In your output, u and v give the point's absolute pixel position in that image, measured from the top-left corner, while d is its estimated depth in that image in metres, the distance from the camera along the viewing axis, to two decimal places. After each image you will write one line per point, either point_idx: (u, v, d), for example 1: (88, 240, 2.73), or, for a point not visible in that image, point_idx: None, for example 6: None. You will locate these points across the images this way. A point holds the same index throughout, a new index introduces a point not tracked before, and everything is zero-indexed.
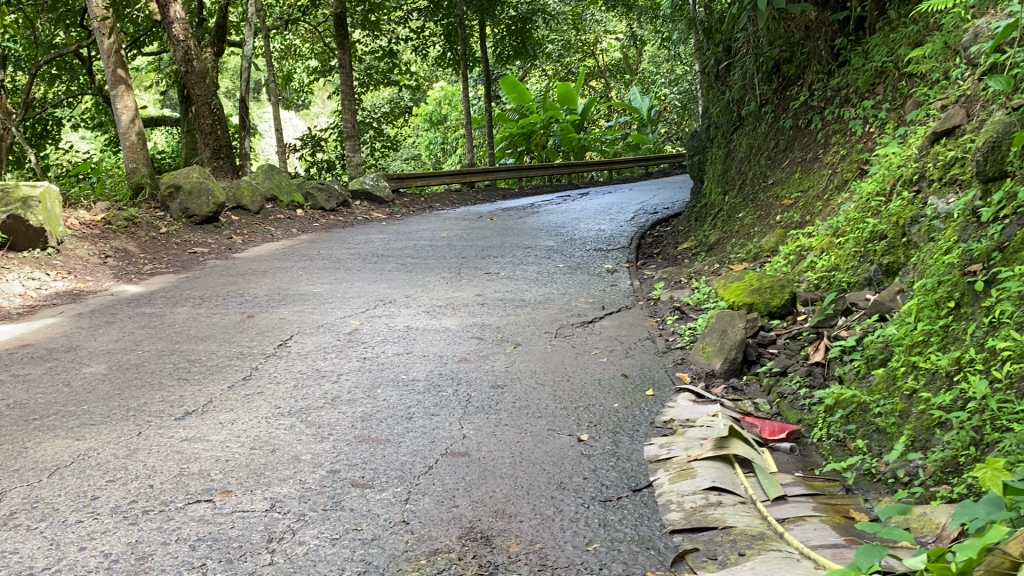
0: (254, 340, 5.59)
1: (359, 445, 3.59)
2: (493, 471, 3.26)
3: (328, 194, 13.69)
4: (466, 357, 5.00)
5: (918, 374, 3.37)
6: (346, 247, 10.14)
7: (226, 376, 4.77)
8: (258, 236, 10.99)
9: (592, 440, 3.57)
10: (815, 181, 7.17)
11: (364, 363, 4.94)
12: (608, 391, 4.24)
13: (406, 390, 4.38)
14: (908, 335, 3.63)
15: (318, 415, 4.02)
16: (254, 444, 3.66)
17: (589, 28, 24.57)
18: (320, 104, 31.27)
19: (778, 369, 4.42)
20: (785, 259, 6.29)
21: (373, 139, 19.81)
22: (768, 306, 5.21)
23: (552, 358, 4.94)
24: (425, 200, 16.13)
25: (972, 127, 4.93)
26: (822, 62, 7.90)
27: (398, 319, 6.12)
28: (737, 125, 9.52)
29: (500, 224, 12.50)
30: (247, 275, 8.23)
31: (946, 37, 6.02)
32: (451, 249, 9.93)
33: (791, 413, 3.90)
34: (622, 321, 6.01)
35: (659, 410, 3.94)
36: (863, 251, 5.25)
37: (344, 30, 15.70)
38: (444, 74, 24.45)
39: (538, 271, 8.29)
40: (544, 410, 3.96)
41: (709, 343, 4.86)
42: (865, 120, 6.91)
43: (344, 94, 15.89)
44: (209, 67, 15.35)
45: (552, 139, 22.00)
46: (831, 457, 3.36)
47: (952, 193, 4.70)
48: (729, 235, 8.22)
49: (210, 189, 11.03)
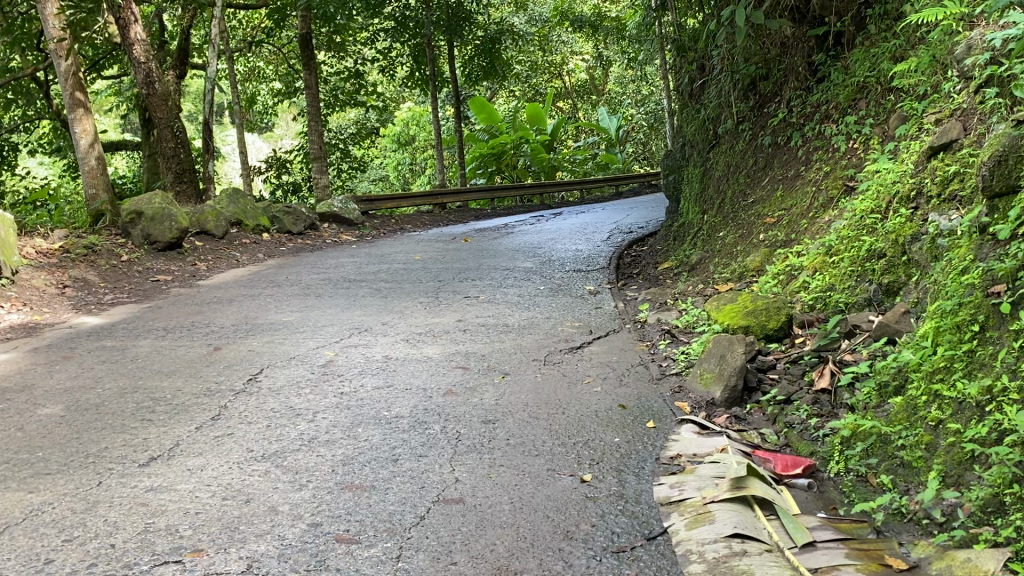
0: (222, 375, 5.26)
1: (341, 493, 3.30)
2: (491, 520, 2.99)
3: (295, 217, 13.36)
4: (451, 389, 4.72)
5: (942, 404, 3.15)
6: (316, 272, 9.82)
7: (193, 416, 4.44)
8: (223, 262, 10.62)
9: (596, 480, 3.31)
10: (798, 198, 7.01)
11: (342, 399, 4.64)
12: (606, 424, 3.98)
13: (390, 428, 4.08)
14: (927, 361, 3.41)
15: (295, 458, 3.72)
16: (225, 493, 3.35)
17: (555, 49, 24.48)
18: (284, 126, 30.93)
19: (782, 397, 4.18)
20: (774, 278, 6.11)
21: (340, 160, 19.48)
22: (764, 329, 5.00)
23: (542, 388, 4.68)
24: (396, 221, 15.84)
25: (970, 141, 4.79)
26: (800, 79, 7.77)
27: (375, 349, 5.82)
28: (714, 143, 9.38)
29: (475, 245, 12.26)
30: (213, 303, 7.88)
31: (933, 51, 5.85)
32: (426, 273, 9.64)
33: (802, 445, 3.67)
34: (611, 345, 5.77)
35: (662, 445, 3.69)
36: (860, 269, 5.07)
37: (309, 51, 15.41)
38: (411, 95, 24.24)
39: (518, 294, 8.05)
40: (541, 447, 3.70)
41: (707, 369, 4.61)
42: (849, 136, 6.78)
43: (311, 115, 15.57)
44: (172, 90, 14.95)
45: (523, 160, 21.83)
46: (853, 494, 3.13)
47: (953, 209, 4.53)
48: (711, 254, 8.04)
49: (174, 214, 10.67)
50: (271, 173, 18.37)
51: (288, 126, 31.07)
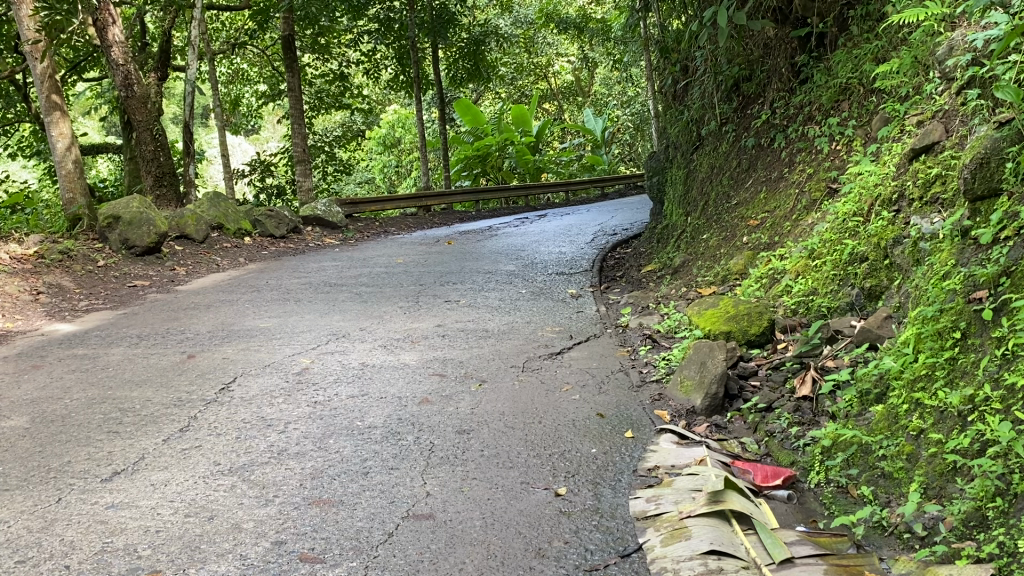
0: (194, 384, 5.15)
1: (308, 509, 3.20)
2: (462, 537, 2.90)
3: (277, 220, 13.22)
4: (427, 398, 4.62)
5: (924, 413, 3.07)
6: (296, 276, 9.71)
7: (162, 427, 4.33)
8: (203, 266, 10.48)
9: (571, 494, 3.22)
10: (781, 201, 6.95)
11: (315, 408, 4.53)
12: (584, 434, 3.89)
13: (363, 439, 3.98)
14: (909, 369, 3.34)
15: (262, 472, 3.61)
16: (188, 510, 3.24)
17: (541, 50, 24.38)
18: (269, 128, 30.75)
19: (763, 405, 4.11)
20: (756, 282, 6.04)
21: (324, 163, 19.32)
22: (746, 334, 4.92)
23: (520, 397, 4.59)
24: (380, 224, 15.72)
25: (952, 143, 4.73)
26: (783, 80, 7.71)
27: (352, 356, 5.72)
28: (697, 145, 9.31)
29: (459, 248, 12.16)
30: (190, 309, 7.75)
31: (914, 52, 5.80)
32: (408, 276, 9.54)
33: (782, 454, 3.60)
34: (591, 351, 5.69)
35: (640, 455, 3.60)
36: (842, 273, 5.00)
37: (292, 53, 15.28)
38: (396, 97, 24.13)
39: (500, 298, 7.96)
40: (516, 458, 3.61)
41: (688, 376, 4.53)
42: (831, 138, 6.72)
43: (294, 117, 15.41)
44: (153, 93, 14.79)
45: (508, 162, 21.76)
46: (833, 506, 3.05)
47: (935, 212, 4.47)
48: (694, 257, 7.98)
49: (152, 219, 10.52)
50: (254, 175, 18.21)
51: (274, 129, 30.89)
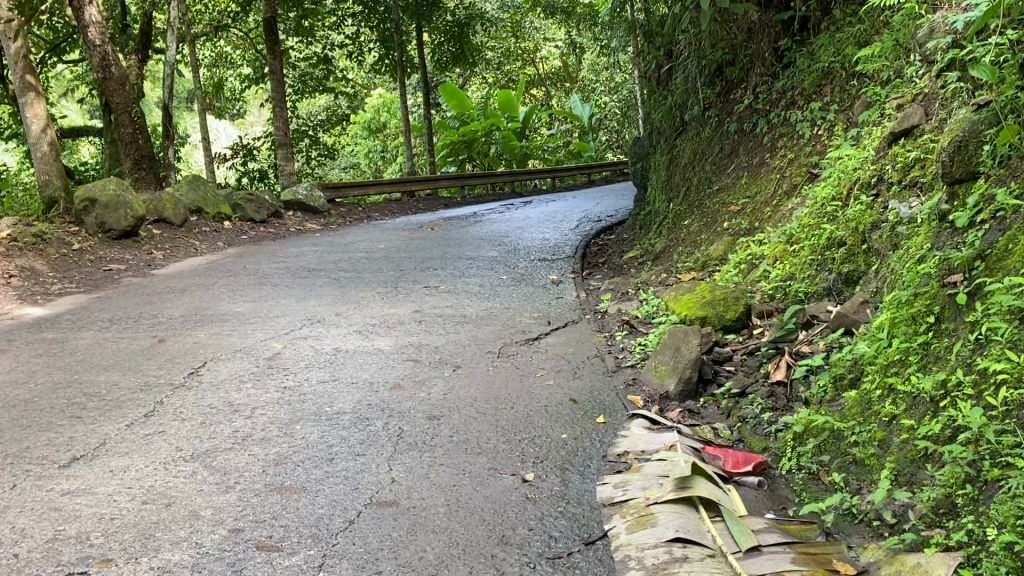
0: (162, 369, 5.05)
1: (269, 496, 3.12)
2: (424, 524, 2.83)
3: (257, 205, 13.09)
4: (399, 383, 4.55)
5: (897, 398, 3.02)
6: (275, 261, 9.60)
7: (126, 412, 4.23)
8: (181, 250, 10.35)
9: (538, 480, 3.16)
10: (762, 186, 6.89)
11: (284, 394, 4.45)
12: (555, 420, 3.83)
13: (330, 425, 3.90)
14: (882, 354, 3.29)
15: (225, 458, 3.53)
16: (146, 497, 3.15)
17: (528, 35, 24.12)
18: (254, 113, 30.49)
19: (737, 391, 4.05)
20: (735, 267, 5.98)
21: (308, 147, 19.13)
22: (722, 319, 4.86)
23: (493, 382, 4.51)
24: (364, 209, 15.60)
25: (932, 126, 4.68)
26: (766, 65, 7.63)
27: (326, 342, 5.63)
28: (680, 130, 9.24)
29: (441, 234, 12.08)
30: (164, 294, 7.64)
31: (896, 35, 5.74)
32: (388, 262, 9.44)
33: (755, 440, 3.54)
34: (568, 337, 5.62)
35: (611, 441, 3.54)
36: (820, 258, 4.95)
37: (274, 35, 15.09)
38: (381, 81, 23.96)
39: (479, 284, 7.88)
40: (484, 444, 3.54)
41: (662, 361, 4.47)
42: (813, 123, 6.67)
43: (275, 100, 15.22)
44: (132, 75, 14.57)
45: (494, 147, 21.65)
46: (804, 493, 3.00)
47: (914, 196, 4.43)
48: (675, 243, 7.93)
49: (129, 202, 10.38)
50: (236, 159, 18.03)
51: (258, 113, 30.64)
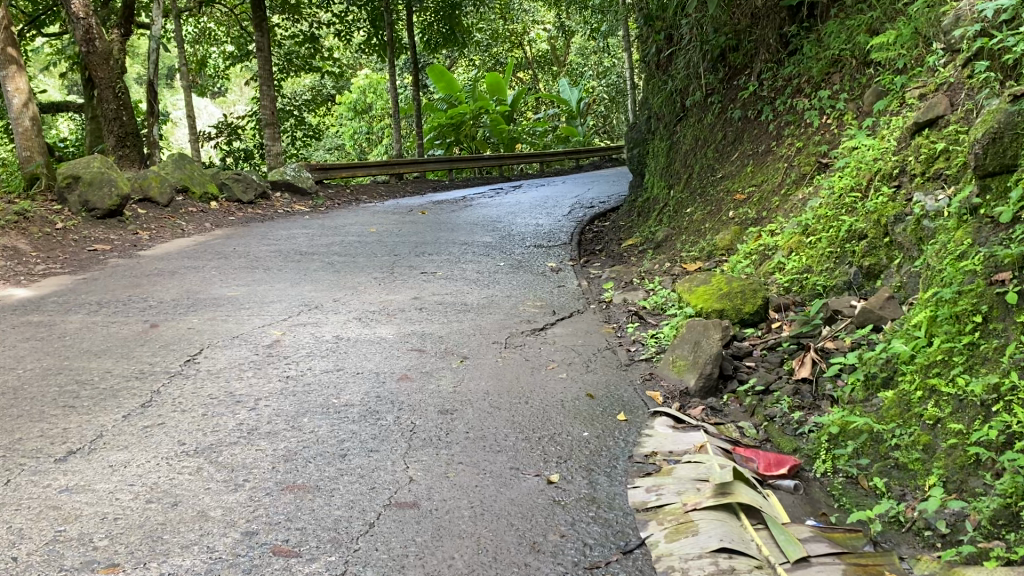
0: (156, 356, 4.85)
1: (282, 495, 2.96)
2: (448, 529, 2.68)
3: (245, 185, 12.82)
4: (407, 374, 4.38)
5: (941, 400, 2.91)
6: (266, 243, 9.38)
7: (122, 402, 4.04)
8: (167, 231, 10.10)
9: (564, 481, 3.01)
10: (768, 175, 6.76)
11: (287, 384, 4.28)
12: (574, 416, 3.68)
13: (339, 418, 3.74)
14: (921, 353, 3.17)
15: (231, 453, 3.35)
16: (150, 495, 2.98)
17: (517, 17, 23.89)
18: (237, 92, 30.01)
19: (761, 387, 3.92)
20: (745, 258, 5.85)
21: (294, 127, 18.83)
22: (739, 313, 4.73)
23: (504, 375, 4.36)
24: (352, 191, 15.36)
25: (958, 117, 4.56)
26: (771, 51, 7.48)
27: (326, 329, 5.45)
28: (681, 117, 9.08)
29: (432, 218, 11.88)
30: (153, 276, 7.41)
31: (915, 24, 5.61)
32: (382, 246, 9.25)
33: (784, 440, 3.42)
34: (577, 328, 5.47)
35: (635, 440, 3.40)
36: (839, 251, 4.82)
37: (262, 12, 14.75)
38: (368, 61, 23.62)
39: (478, 270, 7.71)
40: (502, 442, 3.39)
41: (680, 356, 4.33)
42: (822, 111, 6.53)
43: (262, 78, 14.91)
44: (115, 50, 14.19)
45: (482, 130, 21.42)
46: (844, 498, 2.88)
47: (940, 188, 4.31)
48: (677, 232, 7.78)
49: (114, 180, 10.11)
50: (221, 138, 17.69)
51: (241, 91, 30.14)
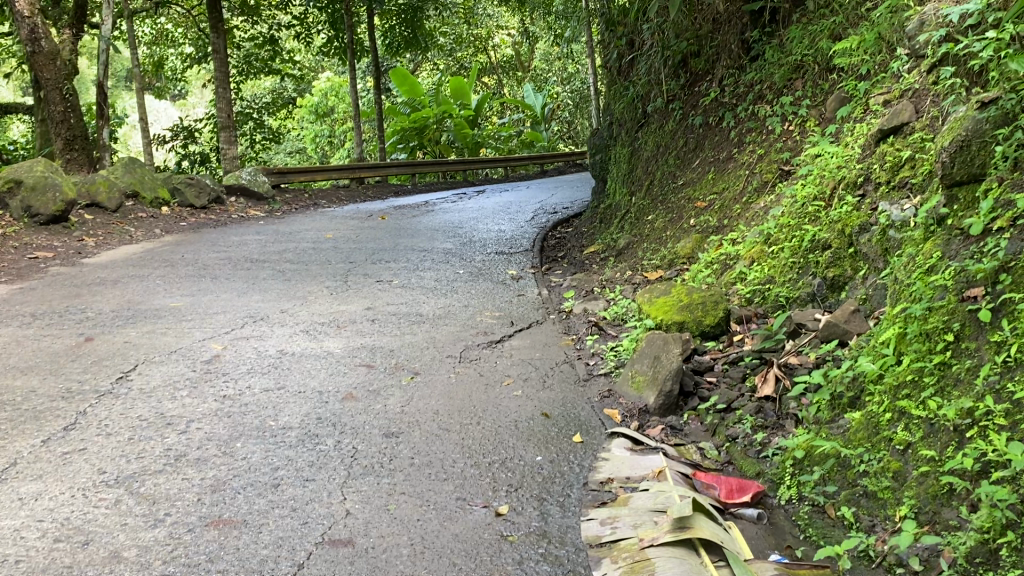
0: (86, 373, 4.56)
1: (205, 532, 2.71)
2: (385, 569, 2.46)
3: (198, 189, 12.47)
4: (352, 393, 4.14)
5: (911, 423, 2.75)
6: (216, 250, 9.05)
7: (42, 425, 3.75)
8: (115, 237, 9.73)
9: (513, 513, 2.80)
10: (730, 182, 6.62)
11: (224, 404, 4.02)
12: (528, 438, 3.47)
13: (275, 443, 3.49)
14: (890, 373, 3.01)
15: (154, 484, 3.09)
16: (59, 533, 2.71)
17: (481, 21, 23.70)
18: (195, 95, 29.44)
19: (723, 406, 3.74)
20: (707, 268, 5.71)
21: (253, 130, 18.44)
22: (700, 325, 4.56)
23: (456, 393, 4.14)
24: (311, 196, 15.03)
25: (923, 124, 4.44)
26: (732, 57, 7.36)
27: (270, 342, 5.19)
28: (642, 122, 8.93)
29: (392, 224, 11.62)
30: (94, 285, 7.08)
31: (879, 29, 5.51)
32: (337, 253, 8.98)
33: (747, 463, 3.24)
34: (534, 340, 5.27)
35: (591, 464, 3.20)
36: (802, 261, 4.67)
37: (218, 13, 14.39)
38: (330, 64, 23.28)
39: (435, 278, 7.48)
40: (450, 469, 3.17)
41: (640, 371, 4.13)
42: (784, 118, 6.41)
43: (218, 81, 14.54)
44: (66, 50, 13.72)
45: (446, 135, 21.18)
46: (810, 529, 2.71)
47: (905, 198, 4.18)
48: (638, 239, 7.62)
49: (58, 184, 9.74)
50: (176, 142, 17.26)
51: (201, 94, 29.62)
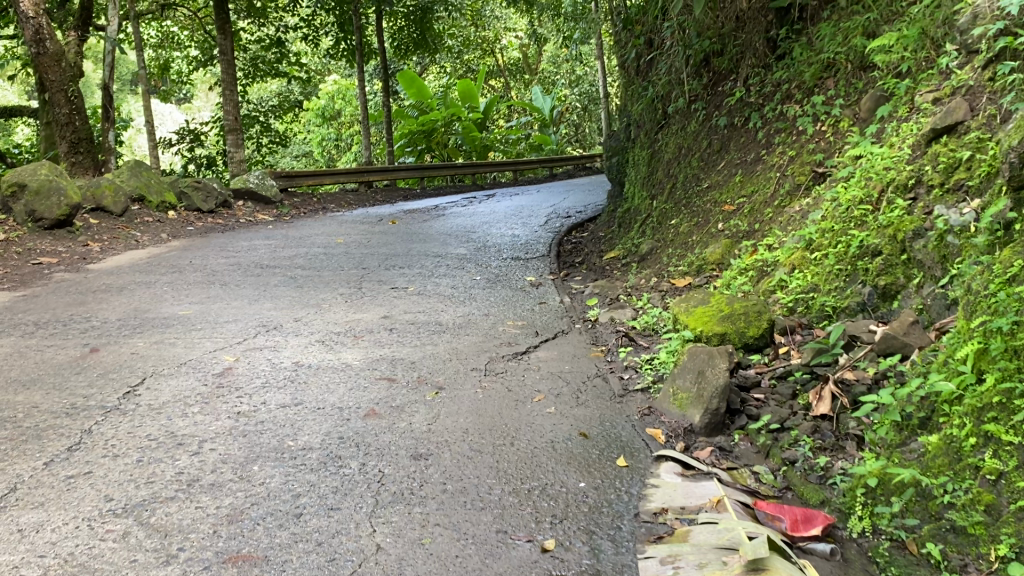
0: (92, 388, 4.30)
1: (222, 570, 2.46)
2: None
3: (205, 193, 12.23)
4: (375, 410, 3.87)
5: (1002, 450, 2.49)
6: (224, 255, 8.80)
7: (44, 445, 3.50)
8: (121, 242, 9.50)
9: (561, 548, 2.54)
10: (759, 185, 6.35)
11: (240, 421, 3.77)
12: (568, 462, 3.21)
13: (295, 466, 3.23)
14: (970, 393, 2.75)
15: (166, 513, 2.84)
16: (61, 573, 2.46)
17: (488, 24, 23.42)
18: (200, 98, 29.31)
19: (775, 425, 3.48)
20: (741, 275, 5.45)
21: (259, 134, 18.20)
22: (742, 337, 4.30)
23: (485, 410, 3.87)
24: (319, 200, 14.79)
25: (978, 123, 4.19)
26: (758, 56, 7.09)
27: (285, 353, 4.94)
28: (662, 124, 8.66)
29: (403, 228, 11.39)
30: (99, 292, 6.84)
31: (923, 24, 5.25)
32: (349, 259, 8.73)
33: (810, 491, 2.98)
34: (562, 351, 5.01)
35: (640, 492, 2.94)
36: (849, 268, 4.41)
37: (225, 15, 14.12)
38: (336, 67, 23.08)
39: (452, 285, 7.24)
40: (486, 497, 2.90)
41: (682, 387, 3.87)
42: (815, 118, 6.14)
43: (225, 83, 14.30)
44: (71, 52, 13.47)
45: (454, 138, 20.93)
46: (891, 568, 2.45)
47: (963, 202, 3.92)
48: (662, 244, 7.36)
49: (63, 188, 9.51)
50: (183, 145, 17.04)
51: (206, 98, 29.41)
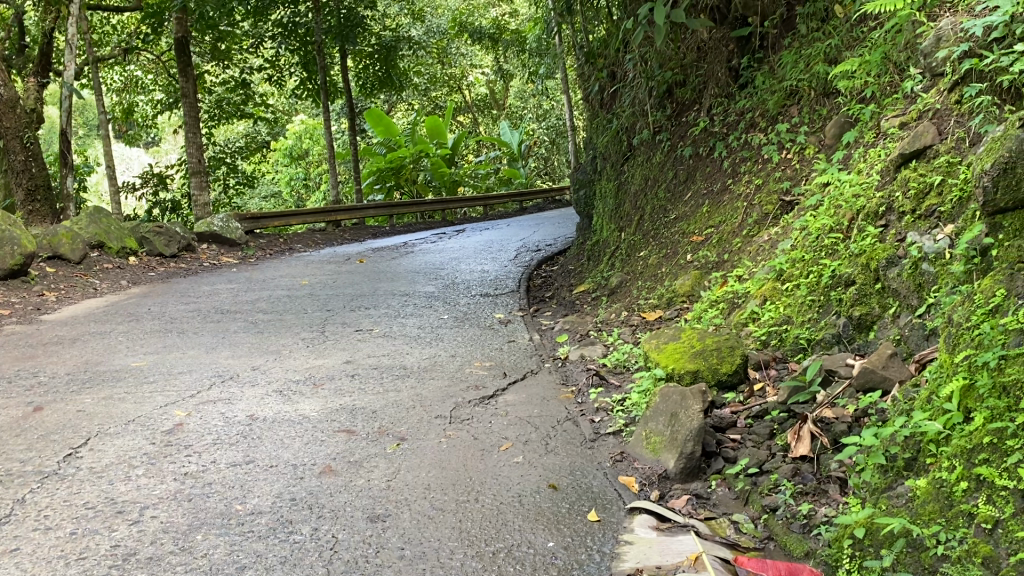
0: (30, 451, 4.03)
1: None
2: None
3: (167, 238, 11.93)
4: (331, 467, 3.64)
5: (996, 496, 2.32)
6: (184, 301, 8.54)
7: None
8: (77, 291, 9.19)
9: None
10: (726, 214, 6.23)
11: (186, 484, 3.51)
12: (535, 518, 3.01)
13: (242, 534, 2.99)
14: (959, 433, 2.58)
15: None
16: None
17: (454, 61, 23.41)
18: (167, 142, 29.00)
19: (754, 469, 3.29)
20: (712, 307, 5.31)
21: (225, 175, 17.94)
22: (715, 373, 4.12)
23: (448, 462, 3.66)
24: (286, 241, 14.55)
25: (948, 147, 4.09)
26: (720, 85, 7.02)
27: (239, 407, 4.69)
28: (628, 155, 8.56)
29: (370, 267, 11.17)
30: (50, 344, 6.55)
31: (885, 49, 5.19)
32: (313, 301, 8.50)
33: (794, 543, 2.80)
34: (530, 393, 4.80)
35: (613, 552, 2.75)
36: (823, 299, 4.27)
37: (187, 58, 13.90)
38: (303, 106, 22.93)
39: (418, 325, 7.03)
40: (447, 563, 2.69)
41: (656, 431, 3.68)
42: (780, 145, 6.05)
43: (188, 126, 14.06)
44: (30, 99, 13.22)
45: (423, 175, 20.81)
46: None
47: (935, 228, 3.80)
48: (631, 276, 7.21)
49: (16, 236, 9.20)
50: (147, 189, 16.75)
51: (173, 140, 29.14)
